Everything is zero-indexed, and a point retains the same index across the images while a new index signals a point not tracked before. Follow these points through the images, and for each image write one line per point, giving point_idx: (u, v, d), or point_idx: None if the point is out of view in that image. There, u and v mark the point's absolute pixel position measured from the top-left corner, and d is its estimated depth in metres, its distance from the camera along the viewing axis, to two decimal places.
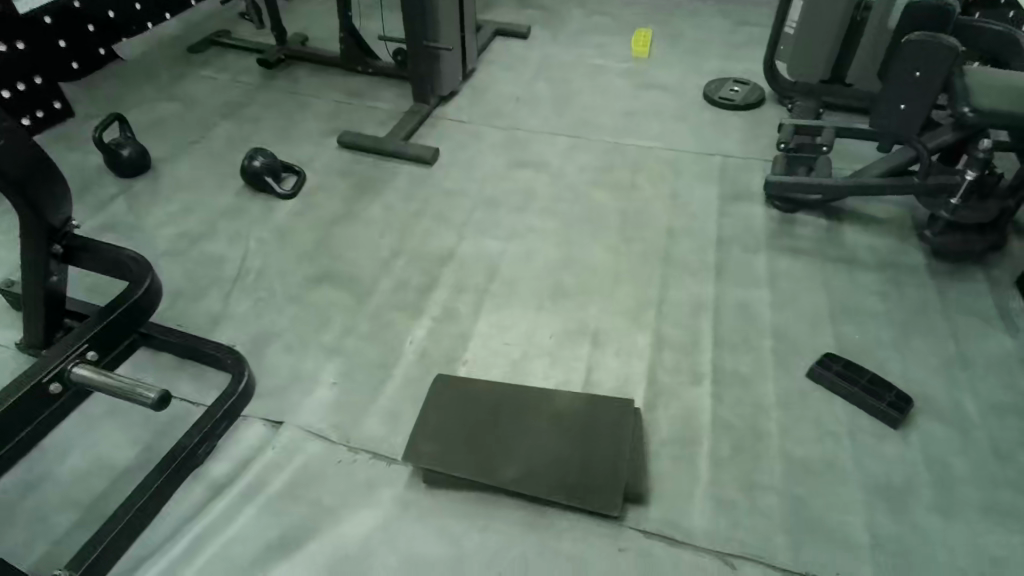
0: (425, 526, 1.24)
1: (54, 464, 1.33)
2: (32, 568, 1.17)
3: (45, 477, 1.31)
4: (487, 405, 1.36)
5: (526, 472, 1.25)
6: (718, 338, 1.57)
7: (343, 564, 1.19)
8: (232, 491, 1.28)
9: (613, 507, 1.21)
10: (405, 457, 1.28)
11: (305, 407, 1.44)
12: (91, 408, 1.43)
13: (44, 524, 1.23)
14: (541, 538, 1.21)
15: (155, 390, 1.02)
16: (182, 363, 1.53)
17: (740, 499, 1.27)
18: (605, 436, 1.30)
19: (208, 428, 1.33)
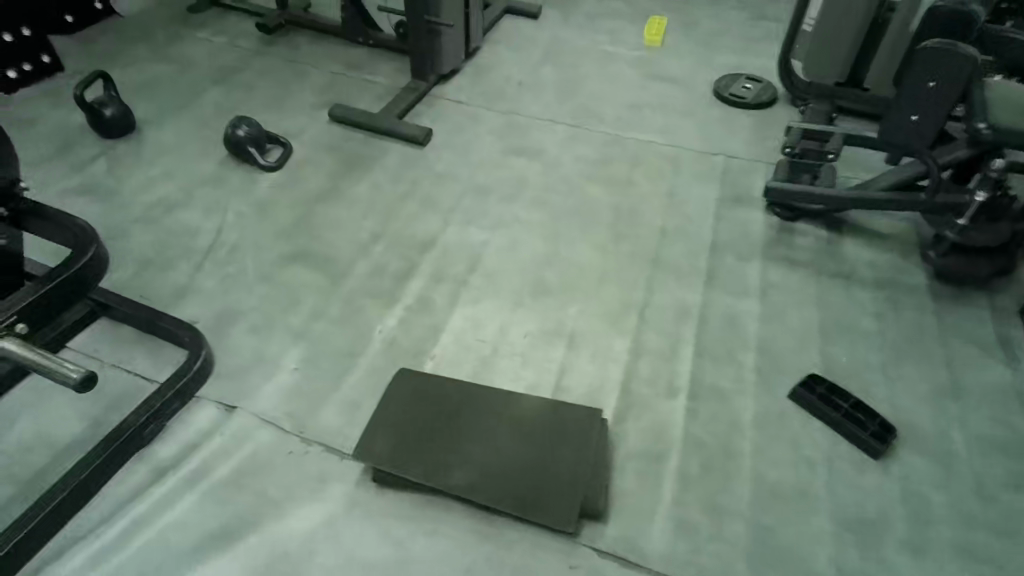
0: (372, 526, 1.19)
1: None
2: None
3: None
4: (449, 404, 1.30)
5: (481, 479, 1.20)
6: (700, 348, 1.50)
7: (282, 559, 1.15)
8: (176, 475, 1.24)
9: (568, 523, 1.15)
10: (357, 453, 1.23)
11: (263, 391, 1.39)
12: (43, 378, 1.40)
13: None
14: (490, 548, 1.16)
15: (79, 369, 1.00)
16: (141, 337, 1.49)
17: (703, 522, 1.21)
18: (568, 447, 1.24)
19: (157, 407, 1.29)
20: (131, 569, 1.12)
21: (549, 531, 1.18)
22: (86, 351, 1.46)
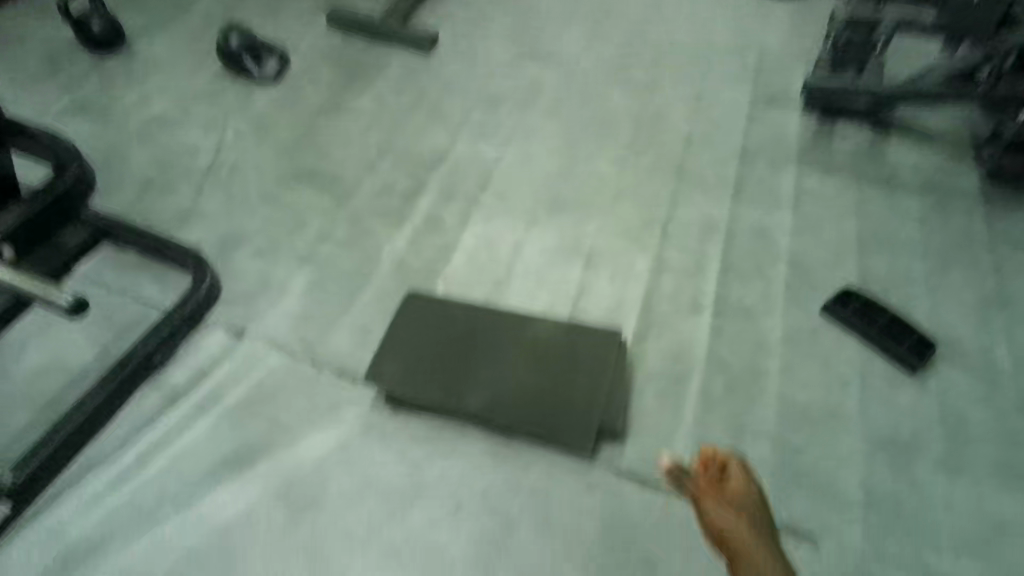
0: (386, 450, 1.17)
1: (11, 360, 1.29)
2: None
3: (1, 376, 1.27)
4: (461, 326, 1.25)
5: (496, 403, 1.16)
6: (727, 264, 1.41)
7: (297, 483, 1.14)
8: (188, 401, 1.22)
9: (582, 448, 1.13)
10: (369, 377, 1.20)
11: (270, 315, 1.35)
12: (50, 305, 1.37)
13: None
14: (506, 470, 1.14)
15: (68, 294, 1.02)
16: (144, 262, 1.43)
17: (725, 443, 1.17)
18: (585, 370, 1.18)
19: (166, 334, 1.27)
20: (151, 492, 1.13)
21: (569, 451, 1.15)
22: (92, 275, 1.41)
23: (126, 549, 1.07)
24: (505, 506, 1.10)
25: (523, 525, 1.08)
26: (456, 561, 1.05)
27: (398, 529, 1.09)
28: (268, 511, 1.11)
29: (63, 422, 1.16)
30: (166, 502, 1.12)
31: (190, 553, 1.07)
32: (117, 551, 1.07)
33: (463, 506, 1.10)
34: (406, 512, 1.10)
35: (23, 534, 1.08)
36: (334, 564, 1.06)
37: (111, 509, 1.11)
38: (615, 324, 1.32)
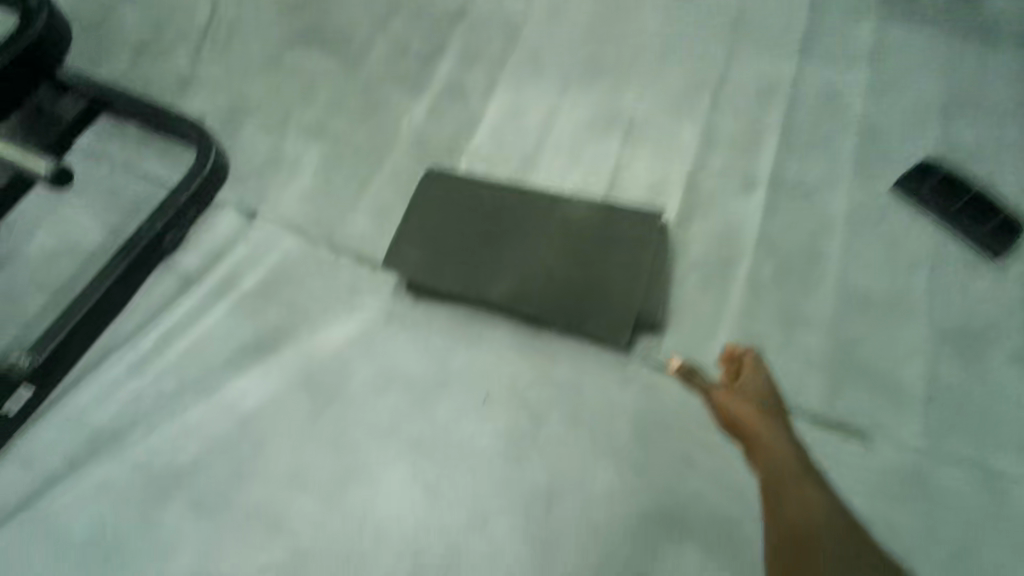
0: (408, 340, 1.10)
1: (23, 242, 1.24)
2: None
3: (12, 261, 1.21)
4: (485, 207, 1.14)
5: (523, 290, 1.07)
6: (787, 134, 1.23)
7: (319, 371, 1.08)
8: (203, 287, 1.16)
9: (618, 337, 1.03)
10: (387, 264, 1.12)
11: (282, 196, 1.25)
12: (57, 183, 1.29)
13: (13, 303, 1.17)
14: (535, 362, 1.07)
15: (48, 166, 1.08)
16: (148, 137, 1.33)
17: (774, 333, 1.07)
18: (622, 253, 1.07)
19: (173, 213, 1.17)
20: (169, 379, 1.08)
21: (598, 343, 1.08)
22: (96, 153, 1.32)
23: (150, 434, 1.03)
24: (534, 398, 1.04)
25: (554, 418, 1.03)
26: (487, 453, 1.00)
27: (423, 421, 1.04)
28: (292, 398, 1.06)
29: (75, 305, 1.10)
30: (188, 387, 1.07)
31: (214, 438, 1.02)
32: (140, 436, 1.03)
33: (492, 398, 1.05)
34: (432, 403, 1.05)
35: (44, 420, 1.05)
36: (359, 454, 1.01)
37: (133, 394, 1.06)
38: (656, 204, 1.19)
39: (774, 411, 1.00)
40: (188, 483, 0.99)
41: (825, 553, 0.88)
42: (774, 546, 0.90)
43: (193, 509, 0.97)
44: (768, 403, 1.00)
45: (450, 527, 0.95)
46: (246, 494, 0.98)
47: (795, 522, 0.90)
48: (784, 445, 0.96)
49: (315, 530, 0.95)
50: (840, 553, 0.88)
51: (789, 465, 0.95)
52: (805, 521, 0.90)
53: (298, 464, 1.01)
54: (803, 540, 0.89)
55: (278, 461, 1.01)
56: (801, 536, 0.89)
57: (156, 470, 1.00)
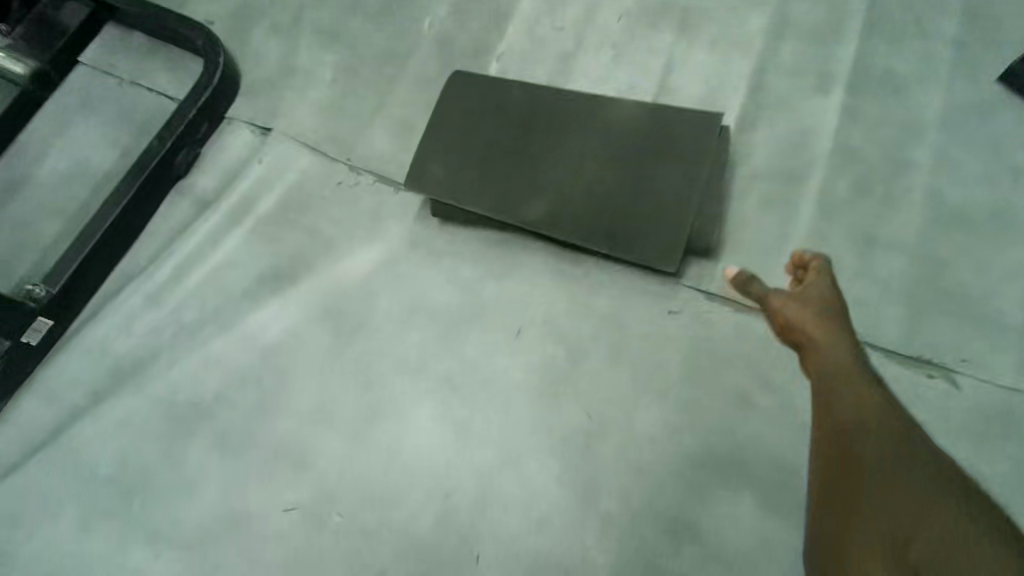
0: (435, 268, 1.01)
1: (33, 164, 1.15)
2: (13, 289, 1.06)
3: (24, 185, 1.14)
4: (517, 117, 1.00)
5: (562, 211, 0.96)
6: (873, 21, 1.04)
7: (341, 301, 1.00)
8: (217, 212, 1.06)
9: (669, 263, 0.92)
10: (408, 184, 0.99)
11: (296, 111, 1.12)
12: (65, 99, 1.20)
13: (28, 231, 1.10)
14: (573, 291, 0.97)
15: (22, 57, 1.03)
16: (154, 47, 1.20)
17: (848, 256, 0.93)
18: (675, 168, 0.94)
19: (181, 131, 1.07)
20: (188, 309, 1.02)
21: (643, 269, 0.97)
22: (103, 67, 1.21)
23: (172, 368, 0.99)
24: (572, 331, 0.95)
25: (593, 352, 0.94)
26: (520, 389, 0.93)
27: (452, 355, 0.96)
28: (314, 330, 0.99)
29: (86, 232, 1.03)
30: (207, 319, 1.01)
31: (236, 372, 0.97)
32: (162, 369, 0.99)
33: (526, 330, 0.96)
34: (461, 336, 0.97)
35: (67, 352, 1.01)
36: (385, 388, 0.95)
37: (151, 326, 1.01)
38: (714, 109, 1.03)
39: (840, 320, 0.72)
40: (212, 419, 0.95)
41: (883, 464, 0.60)
42: (827, 506, 0.61)
43: (217, 444, 0.94)
44: (834, 313, 0.73)
45: (482, 467, 0.89)
46: (268, 429, 0.94)
47: (848, 433, 0.63)
48: (847, 359, 0.69)
49: (340, 467, 0.91)
50: (904, 472, 0.59)
51: (848, 377, 0.67)
52: (859, 433, 0.62)
53: (320, 398, 0.95)
54: (852, 453, 0.62)
55: (300, 396, 0.95)
56: (849, 448, 0.62)
57: (179, 404, 0.96)
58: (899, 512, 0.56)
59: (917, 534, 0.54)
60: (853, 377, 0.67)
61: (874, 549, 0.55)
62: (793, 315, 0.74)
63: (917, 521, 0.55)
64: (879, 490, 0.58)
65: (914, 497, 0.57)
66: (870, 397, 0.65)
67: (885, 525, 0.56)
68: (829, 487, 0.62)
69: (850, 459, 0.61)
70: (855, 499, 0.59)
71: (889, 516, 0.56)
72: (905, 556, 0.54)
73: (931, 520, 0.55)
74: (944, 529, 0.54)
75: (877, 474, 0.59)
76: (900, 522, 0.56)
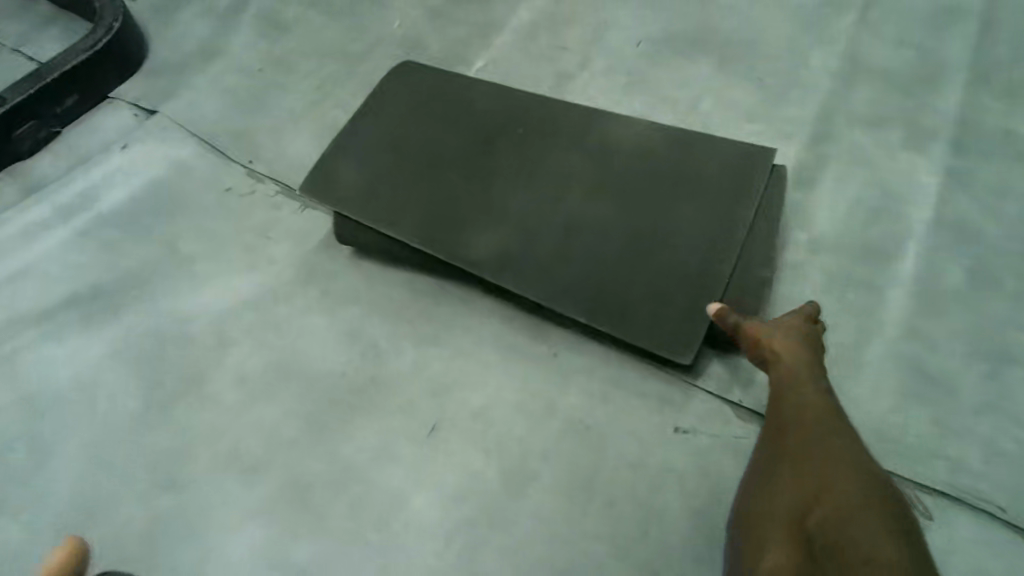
0: (328, 316, 0.67)
1: None
2: None
3: None
4: (481, 120, 0.71)
5: (522, 249, 0.64)
6: (982, 69, 0.77)
7: (177, 345, 0.65)
8: (49, 201, 0.75)
9: (683, 349, 0.58)
10: (307, 190, 0.69)
11: (199, 98, 0.84)
12: None
13: None
14: (530, 377, 0.62)
15: None
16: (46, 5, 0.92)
17: (964, 376, 0.59)
18: (702, 211, 0.62)
19: (33, 96, 0.77)
20: None
21: (639, 357, 0.62)
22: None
23: None
24: (519, 438, 0.60)
25: (546, 477, 0.58)
26: (415, 523, 0.56)
27: (319, 451, 0.60)
28: (122, 384, 0.63)
29: None
30: None
31: None
32: None
33: (446, 427, 0.60)
34: (344, 423, 0.61)
35: None
36: (195, 492, 0.58)
37: None
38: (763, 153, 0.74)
39: (812, 341, 0.55)
40: None
41: (805, 444, 0.47)
42: (747, 494, 0.48)
43: None
44: (810, 341, 0.55)
45: None
46: None
47: (785, 426, 0.49)
48: (809, 363, 0.53)
49: None
50: (825, 451, 0.46)
51: (800, 377, 0.52)
52: (797, 422, 0.49)
53: (90, 490, 0.58)
54: (783, 450, 0.48)
55: (61, 482, 0.58)
56: (779, 435, 0.49)
57: None
58: (808, 487, 0.44)
59: (819, 506, 0.43)
60: (809, 379, 0.52)
61: (779, 533, 0.44)
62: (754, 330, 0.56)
63: (822, 491, 0.43)
64: (795, 469, 0.46)
65: (825, 468, 0.45)
66: (821, 399, 0.50)
67: (790, 502, 0.45)
68: (751, 477, 0.49)
69: (780, 447, 0.48)
70: (774, 483, 0.47)
71: (795, 488, 0.45)
72: (805, 533, 0.42)
73: (835, 488, 0.43)
74: (846, 495, 0.42)
75: (795, 455, 0.47)
76: (808, 500, 0.44)
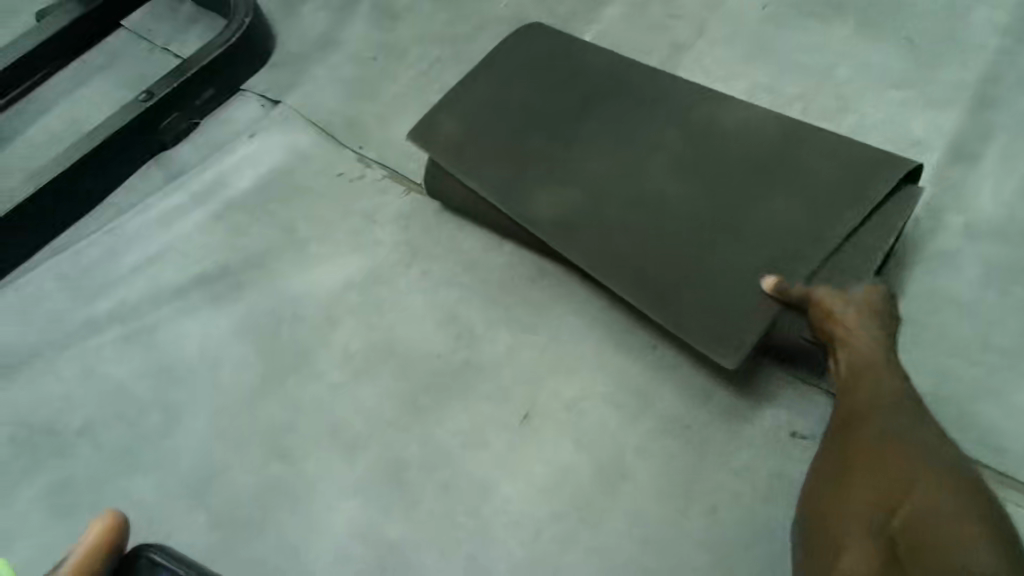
0: (426, 299, 0.67)
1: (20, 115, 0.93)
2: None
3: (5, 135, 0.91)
4: (592, 87, 0.68)
5: (586, 218, 0.61)
6: None
7: (289, 323, 0.69)
8: (187, 187, 0.81)
9: (728, 350, 0.54)
10: (410, 138, 0.69)
11: (316, 86, 0.87)
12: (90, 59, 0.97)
13: None
14: (630, 372, 0.60)
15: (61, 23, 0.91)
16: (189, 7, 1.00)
17: None
18: (796, 214, 0.57)
19: (175, 89, 0.83)
20: (107, 297, 0.74)
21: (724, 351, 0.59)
22: (131, 22, 1.00)
23: (46, 378, 0.69)
24: (617, 434, 0.57)
25: (643, 477, 0.55)
26: (504, 514, 0.56)
27: (412, 433, 0.60)
28: (240, 359, 0.68)
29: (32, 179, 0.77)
30: (118, 318, 0.73)
31: (127, 398, 0.67)
32: (32, 377, 0.70)
33: (539, 418, 0.59)
34: (439, 407, 0.61)
35: None
36: (300, 462, 0.61)
37: (55, 313, 0.74)
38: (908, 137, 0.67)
39: (884, 325, 0.52)
40: (72, 456, 0.65)
41: (877, 438, 0.46)
42: (809, 483, 0.48)
43: (53, 496, 0.63)
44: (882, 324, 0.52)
45: None
46: (131, 488, 0.63)
47: (857, 413, 0.48)
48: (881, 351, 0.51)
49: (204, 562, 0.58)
50: (901, 446, 0.45)
51: (877, 366, 0.50)
52: (870, 413, 0.48)
53: (209, 455, 0.63)
54: (854, 439, 0.47)
55: (187, 448, 0.64)
56: (847, 428, 0.48)
57: (34, 427, 0.67)
58: (890, 480, 0.44)
59: (904, 502, 0.42)
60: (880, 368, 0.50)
61: (855, 527, 0.43)
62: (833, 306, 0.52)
63: (905, 487, 0.43)
64: (870, 463, 0.45)
65: (901, 461, 0.44)
66: (897, 388, 0.49)
67: (868, 497, 0.44)
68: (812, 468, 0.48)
69: (850, 436, 0.48)
70: (845, 474, 0.46)
71: (872, 483, 0.44)
72: (888, 530, 0.42)
73: (917, 485, 0.43)
74: (930, 495, 0.42)
75: (868, 447, 0.46)
76: (889, 493, 0.43)
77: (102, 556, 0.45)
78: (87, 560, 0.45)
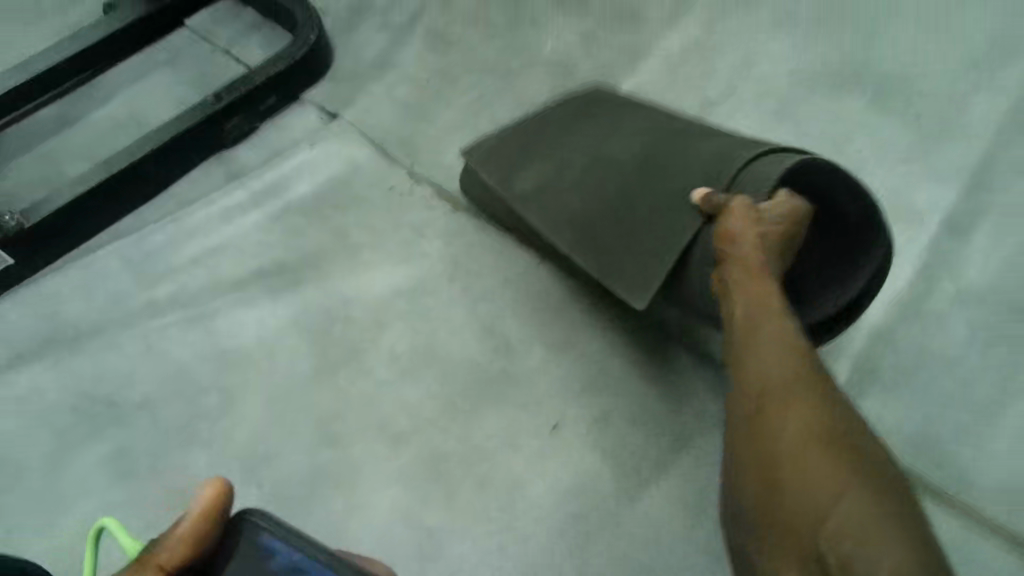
0: (468, 312, 0.74)
1: (85, 101, 0.98)
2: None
3: (70, 119, 0.96)
4: (613, 107, 0.75)
5: (555, 190, 0.69)
6: None
7: (340, 324, 0.75)
8: (247, 186, 0.87)
9: (641, 294, 0.61)
10: (466, 152, 0.75)
11: (372, 103, 0.94)
12: (155, 54, 1.03)
13: (47, 164, 0.92)
14: (648, 395, 0.67)
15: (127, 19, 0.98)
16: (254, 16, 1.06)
17: None
18: (712, 157, 0.63)
19: (242, 95, 0.89)
20: (167, 283, 0.80)
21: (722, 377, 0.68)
22: (194, 22, 1.06)
23: (108, 354, 0.75)
24: (635, 448, 0.65)
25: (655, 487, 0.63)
26: (532, 511, 0.62)
27: (451, 432, 0.67)
28: (294, 351, 0.74)
29: (105, 167, 0.82)
30: (179, 304, 0.78)
31: (185, 379, 0.73)
32: (94, 352, 0.75)
33: (568, 428, 0.66)
34: (478, 411, 0.68)
35: (14, 300, 0.79)
36: (346, 452, 0.67)
37: (118, 292, 0.79)
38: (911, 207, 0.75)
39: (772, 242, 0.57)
40: (130, 428, 0.70)
41: (797, 436, 0.50)
42: (741, 471, 0.52)
43: (114, 462, 0.69)
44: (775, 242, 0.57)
45: None
46: (187, 463, 0.68)
47: (783, 401, 0.52)
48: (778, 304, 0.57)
49: None
50: (827, 446, 0.48)
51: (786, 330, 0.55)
52: (794, 401, 0.51)
53: (262, 438, 0.69)
54: (779, 428, 0.51)
55: (240, 429, 0.69)
56: (769, 415, 0.52)
57: (96, 399, 0.72)
58: (819, 485, 0.47)
59: (833, 513, 0.46)
60: (776, 321, 0.56)
61: (793, 549, 0.47)
62: (737, 232, 0.57)
63: (833, 495, 0.46)
64: (800, 469, 0.48)
65: (827, 465, 0.47)
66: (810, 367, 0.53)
67: (799, 506, 0.47)
68: (743, 460, 0.52)
69: (774, 426, 0.51)
70: (774, 474, 0.49)
71: (802, 489, 0.47)
72: (817, 544, 0.45)
73: (845, 496, 0.46)
74: (854, 505, 0.45)
75: (796, 447, 0.49)
76: (818, 497, 0.46)
77: (210, 522, 0.43)
78: (196, 523, 0.42)
